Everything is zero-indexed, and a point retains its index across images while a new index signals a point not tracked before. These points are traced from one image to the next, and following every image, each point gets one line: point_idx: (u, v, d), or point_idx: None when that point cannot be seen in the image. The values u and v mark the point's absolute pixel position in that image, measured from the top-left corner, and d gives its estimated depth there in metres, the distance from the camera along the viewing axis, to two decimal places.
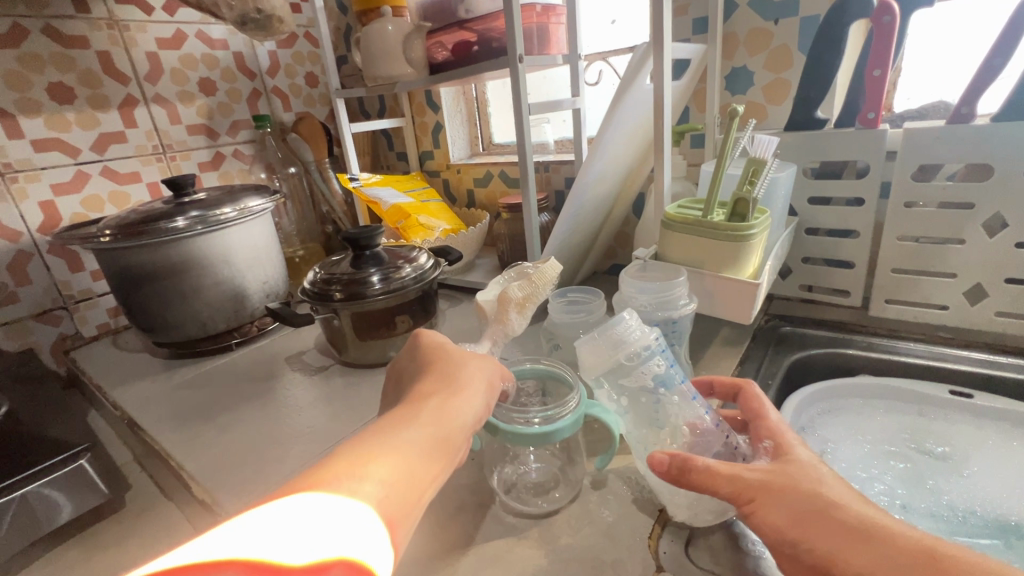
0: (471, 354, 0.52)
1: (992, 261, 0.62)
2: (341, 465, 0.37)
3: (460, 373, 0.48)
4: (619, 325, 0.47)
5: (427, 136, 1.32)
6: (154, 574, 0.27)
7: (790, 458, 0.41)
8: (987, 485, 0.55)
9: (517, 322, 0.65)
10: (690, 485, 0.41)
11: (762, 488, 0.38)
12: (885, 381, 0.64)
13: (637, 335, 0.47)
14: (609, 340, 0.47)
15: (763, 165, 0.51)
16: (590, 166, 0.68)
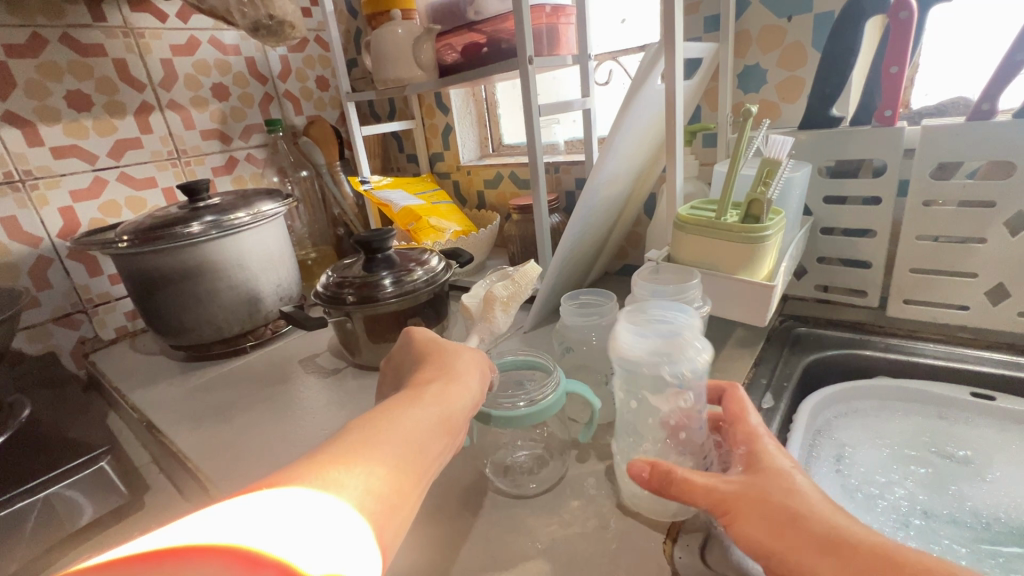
0: (463, 347, 0.52)
1: (1014, 261, 0.60)
2: (346, 451, 0.37)
3: (455, 363, 0.49)
4: (683, 340, 0.44)
5: (437, 137, 1.32)
6: (164, 550, 0.27)
7: (765, 466, 0.40)
8: (1012, 490, 0.53)
9: (502, 319, 0.69)
10: (669, 496, 0.41)
11: (738, 500, 0.38)
12: (904, 384, 0.63)
13: (693, 354, 0.44)
14: (668, 348, 0.44)
15: (777, 166, 0.51)
16: (601, 168, 0.68)
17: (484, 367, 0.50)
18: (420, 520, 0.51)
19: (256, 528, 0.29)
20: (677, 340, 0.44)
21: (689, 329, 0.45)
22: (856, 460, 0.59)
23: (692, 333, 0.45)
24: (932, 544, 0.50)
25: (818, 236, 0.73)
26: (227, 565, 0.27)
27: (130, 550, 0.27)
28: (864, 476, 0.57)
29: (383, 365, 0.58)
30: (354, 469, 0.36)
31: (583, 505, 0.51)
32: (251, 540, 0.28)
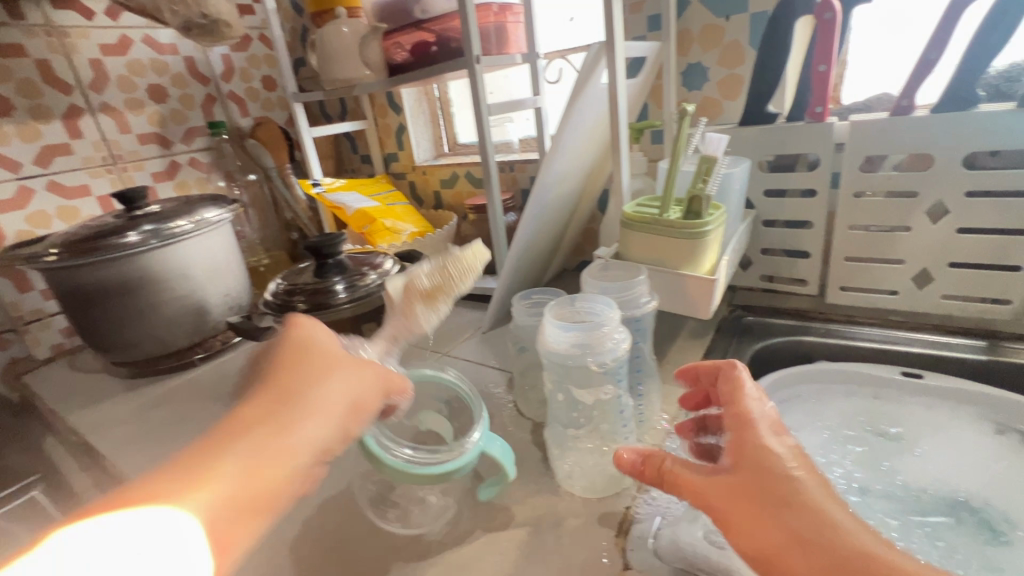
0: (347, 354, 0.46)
1: (937, 247, 0.64)
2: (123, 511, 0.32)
3: (305, 398, 0.41)
4: (603, 332, 0.44)
5: (391, 138, 1.30)
6: None
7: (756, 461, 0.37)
8: (937, 463, 0.57)
9: (424, 315, 0.62)
10: (661, 485, 0.40)
11: (733, 502, 0.36)
12: (842, 367, 0.67)
13: (612, 345, 0.45)
14: (587, 339, 0.44)
15: (714, 163, 0.52)
16: (549, 167, 0.68)
17: (364, 388, 0.44)
18: (376, 531, 0.50)
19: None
20: (597, 331, 0.44)
21: (608, 320, 0.46)
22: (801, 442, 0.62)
23: (613, 326, 0.45)
24: (867, 518, 0.53)
25: (762, 229, 0.76)
26: None
27: None
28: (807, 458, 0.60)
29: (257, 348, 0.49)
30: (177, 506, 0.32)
31: (539, 503, 0.51)
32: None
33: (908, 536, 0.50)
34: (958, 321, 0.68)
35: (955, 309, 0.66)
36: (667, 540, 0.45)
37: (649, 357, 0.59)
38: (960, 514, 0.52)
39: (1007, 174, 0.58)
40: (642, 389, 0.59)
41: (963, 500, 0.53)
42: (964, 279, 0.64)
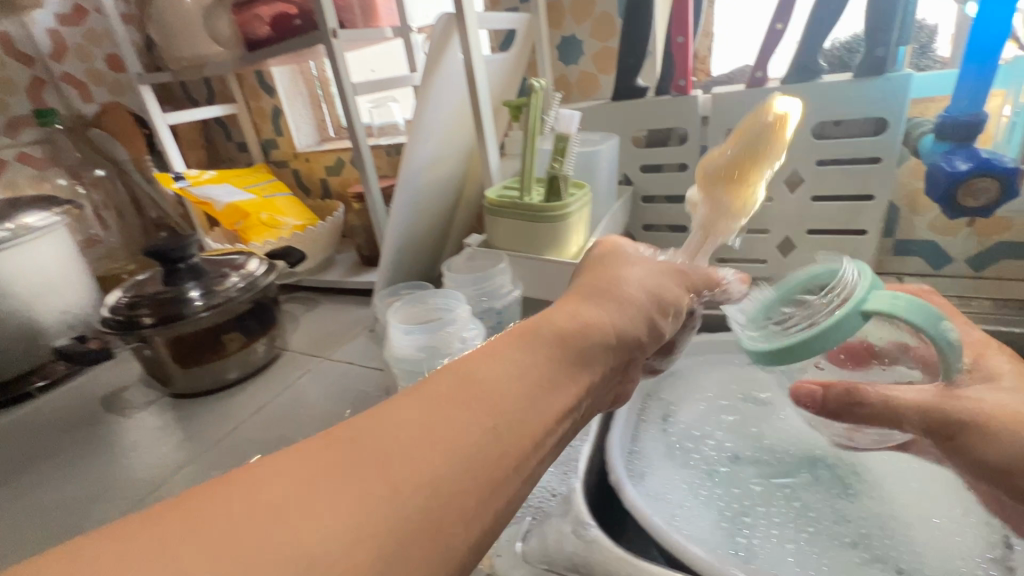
0: (605, 278, 0.42)
1: (796, 214, 0.67)
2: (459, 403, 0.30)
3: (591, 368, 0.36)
4: (449, 334, 0.41)
5: (267, 123, 1.19)
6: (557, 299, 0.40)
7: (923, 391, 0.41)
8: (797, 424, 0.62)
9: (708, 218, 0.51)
10: (854, 416, 0.40)
11: (969, 422, 0.35)
12: (715, 337, 0.70)
13: (450, 337, 0.42)
14: (430, 314, 0.45)
15: (568, 142, 0.50)
16: (414, 150, 0.63)
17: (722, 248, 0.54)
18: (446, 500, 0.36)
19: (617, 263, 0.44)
20: (443, 332, 0.41)
21: (460, 316, 0.43)
22: (682, 418, 0.64)
23: (459, 325, 0.42)
24: (733, 487, 0.55)
25: (641, 205, 0.75)
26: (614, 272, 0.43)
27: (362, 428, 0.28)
28: (685, 432, 0.62)
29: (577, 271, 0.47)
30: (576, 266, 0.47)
31: None
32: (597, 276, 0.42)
33: (768, 500, 0.54)
34: None
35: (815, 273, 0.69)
36: (537, 542, 0.45)
37: None
38: (817, 470, 0.56)
39: (850, 143, 0.60)
40: None
41: (820, 455, 0.58)
42: (823, 245, 0.67)
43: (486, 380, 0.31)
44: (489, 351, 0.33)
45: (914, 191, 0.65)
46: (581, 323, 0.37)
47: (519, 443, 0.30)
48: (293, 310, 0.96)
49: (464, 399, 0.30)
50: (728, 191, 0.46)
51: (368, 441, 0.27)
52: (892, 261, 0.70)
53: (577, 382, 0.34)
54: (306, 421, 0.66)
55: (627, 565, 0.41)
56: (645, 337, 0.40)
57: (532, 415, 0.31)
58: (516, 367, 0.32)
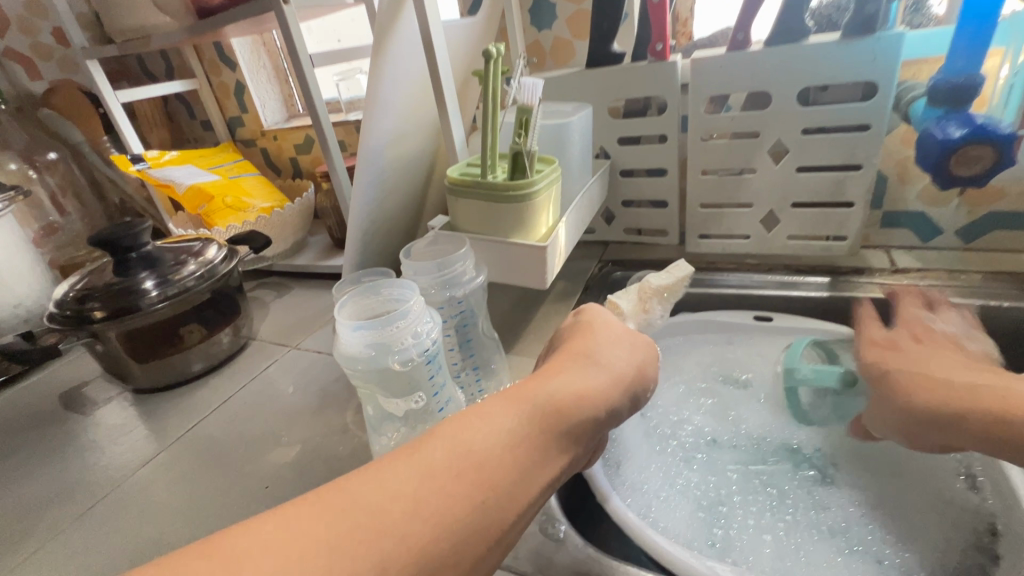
0: (595, 343, 0.42)
1: (781, 187, 0.63)
2: (458, 473, 0.29)
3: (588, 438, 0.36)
4: (398, 329, 0.38)
5: (230, 98, 1.12)
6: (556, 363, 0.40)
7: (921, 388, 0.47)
8: (773, 411, 0.62)
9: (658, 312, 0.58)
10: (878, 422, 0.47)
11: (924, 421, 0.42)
12: (701, 315, 0.66)
13: (402, 330, 0.39)
14: (383, 304, 0.42)
15: (531, 113, 0.46)
16: (371, 126, 0.59)
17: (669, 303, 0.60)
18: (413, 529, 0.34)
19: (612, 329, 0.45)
20: (393, 327, 0.38)
21: (411, 308, 0.39)
22: (661, 403, 0.63)
23: (412, 318, 0.39)
24: (711, 473, 0.56)
25: (620, 179, 0.71)
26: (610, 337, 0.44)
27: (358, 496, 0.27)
28: (663, 418, 0.62)
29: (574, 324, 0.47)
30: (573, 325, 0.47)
31: None
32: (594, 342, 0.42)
33: (745, 486, 0.55)
34: (805, 259, 0.69)
35: (800, 249, 0.66)
36: None
37: (489, 333, 0.53)
38: (795, 460, 0.58)
39: (838, 110, 0.57)
40: (493, 366, 0.52)
41: (798, 445, 0.59)
42: (808, 218, 0.64)
43: (479, 445, 0.31)
44: (484, 414, 0.33)
45: (905, 160, 0.62)
46: (578, 389, 0.36)
47: (508, 516, 0.29)
48: (263, 296, 0.92)
49: (463, 468, 0.29)
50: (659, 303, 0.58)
51: (356, 505, 0.27)
52: (880, 233, 0.68)
53: (569, 453, 0.34)
54: (272, 415, 0.63)
55: (596, 564, 0.40)
56: (632, 405, 0.41)
57: (523, 487, 0.30)
58: (512, 432, 0.32)
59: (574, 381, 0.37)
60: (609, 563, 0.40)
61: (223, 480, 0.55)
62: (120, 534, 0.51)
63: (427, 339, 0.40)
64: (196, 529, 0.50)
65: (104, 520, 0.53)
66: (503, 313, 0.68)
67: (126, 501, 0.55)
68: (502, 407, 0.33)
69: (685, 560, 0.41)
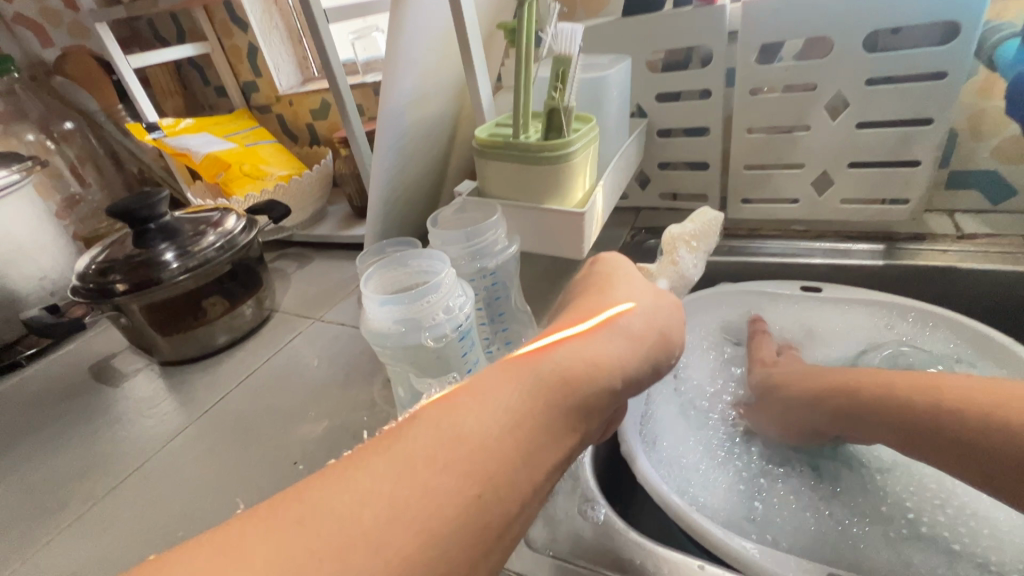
0: (605, 305, 0.39)
1: (837, 146, 0.58)
2: (445, 461, 0.27)
3: (597, 412, 0.33)
4: (429, 304, 0.35)
5: (243, 62, 1.08)
6: (558, 330, 0.37)
7: (778, 377, 0.52)
8: None
9: (688, 262, 0.53)
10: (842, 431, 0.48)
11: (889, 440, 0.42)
12: (742, 285, 0.62)
13: (436, 307, 0.36)
14: (413, 276, 0.39)
15: (569, 65, 0.42)
16: (391, 84, 0.55)
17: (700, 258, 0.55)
18: None
19: (624, 288, 0.41)
20: (424, 302, 0.35)
21: (443, 281, 0.36)
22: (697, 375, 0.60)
23: (444, 293, 0.36)
24: (750, 446, 0.55)
25: (656, 140, 0.66)
26: (621, 298, 0.40)
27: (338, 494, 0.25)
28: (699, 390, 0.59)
29: (586, 282, 0.44)
30: (585, 284, 0.44)
31: None
32: (602, 305, 0.39)
33: (784, 462, 0.53)
34: (858, 225, 0.64)
35: (854, 214, 0.61)
36: (541, 523, 0.41)
37: (522, 305, 0.50)
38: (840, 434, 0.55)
39: (911, 56, 0.50)
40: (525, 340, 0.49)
41: None
42: (865, 180, 0.59)
43: (470, 431, 0.28)
44: (475, 395, 0.30)
45: (980, 113, 0.56)
46: (584, 358, 0.33)
47: (507, 506, 0.27)
48: (284, 268, 0.91)
49: (453, 456, 0.27)
50: (687, 250, 0.53)
51: (330, 506, 0.25)
52: (944, 196, 0.62)
53: (577, 432, 0.31)
54: (298, 388, 0.62)
55: (637, 548, 0.38)
56: (651, 372, 0.37)
57: (524, 472, 0.28)
58: (507, 414, 0.29)
59: (578, 348, 0.34)
60: (650, 548, 0.38)
61: (251, 453, 0.54)
62: (153, 505, 0.51)
63: (461, 316, 0.37)
64: (227, 502, 0.49)
65: (137, 491, 0.53)
66: (532, 285, 0.65)
67: (157, 472, 0.55)
68: (494, 386, 0.31)
69: (721, 540, 0.38)
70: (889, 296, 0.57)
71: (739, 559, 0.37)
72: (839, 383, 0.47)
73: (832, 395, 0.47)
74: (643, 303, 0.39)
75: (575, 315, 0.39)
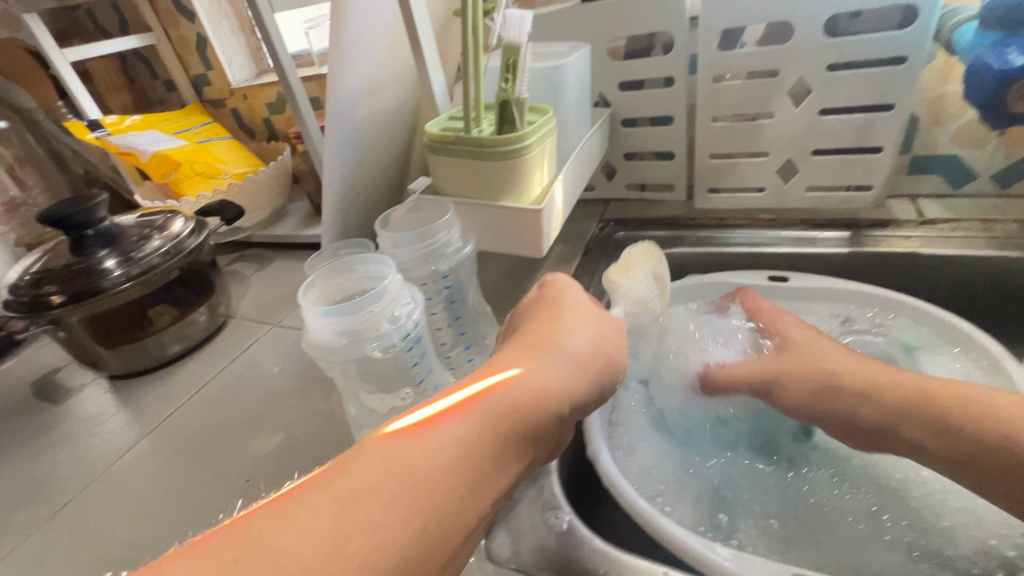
0: (556, 323, 0.37)
1: (801, 133, 0.57)
2: (386, 494, 0.25)
3: (545, 438, 0.32)
4: (372, 314, 0.33)
5: (192, 53, 1.03)
6: (506, 349, 0.35)
7: (824, 358, 0.49)
8: None
9: (631, 287, 0.50)
10: (873, 442, 0.44)
11: (938, 455, 0.39)
12: (709, 278, 0.61)
13: (381, 316, 0.33)
14: (356, 280, 0.37)
15: (518, 55, 0.40)
16: (338, 77, 0.52)
17: (643, 276, 0.51)
18: None
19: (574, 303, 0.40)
20: (366, 312, 0.33)
21: (388, 288, 0.34)
22: (683, 368, 0.56)
23: (390, 301, 0.34)
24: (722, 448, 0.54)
25: (621, 129, 0.64)
26: (570, 313, 0.39)
27: (273, 527, 0.23)
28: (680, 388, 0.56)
29: (534, 295, 0.42)
30: (530, 298, 0.42)
31: None
32: (550, 322, 0.37)
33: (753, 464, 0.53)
34: (824, 213, 0.63)
35: (819, 201, 0.60)
36: (503, 535, 0.39)
37: (481, 306, 0.48)
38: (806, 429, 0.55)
39: (871, 40, 0.50)
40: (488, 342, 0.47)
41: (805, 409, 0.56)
42: (829, 168, 0.58)
43: (415, 459, 0.27)
44: (422, 424, 0.28)
45: (940, 98, 0.56)
46: (534, 383, 0.32)
47: (453, 538, 0.26)
48: (243, 270, 0.87)
49: (397, 486, 0.25)
50: (622, 278, 0.50)
51: (253, 550, 0.22)
52: (907, 181, 0.61)
53: (522, 461, 0.30)
54: (255, 398, 0.59)
55: (601, 558, 0.36)
56: (598, 395, 0.36)
57: (470, 503, 0.27)
58: (454, 443, 0.28)
59: (526, 372, 0.32)
60: (615, 557, 0.36)
61: (205, 470, 0.51)
62: (99, 531, 0.48)
63: (408, 324, 0.35)
64: (177, 525, 0.47)
65: (80, 517, 0.50)
66: (497, 283, 0.63)
67: (102, 496, 0.52)
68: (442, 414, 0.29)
69: (685, 542, 0.38)
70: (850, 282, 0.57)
71: (706, 564, 0.36)
72: (895, 379, 0.44)
73: (884, 387, 0.44)
74: (592, 321, 0.38)
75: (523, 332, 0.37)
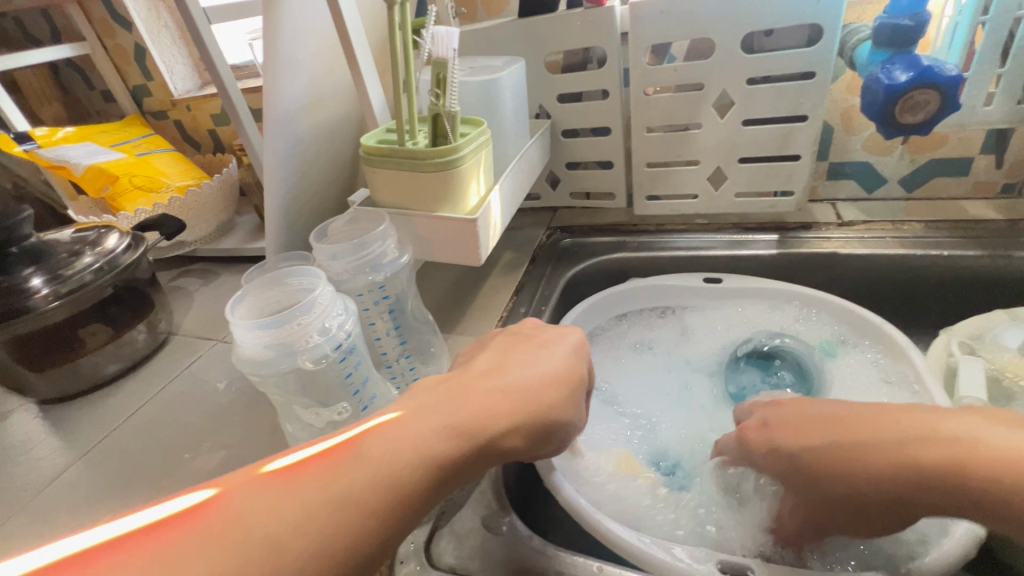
0: (545, 359, 0.38)
1: (727, 143, 0.60)
2: (369, 499, 0.26)
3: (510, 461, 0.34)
4: (301, 326, 0.33)
5: (130, 63, 0.99)
6: (493, 371, 0.36)
7: (813, 471, 0.37)
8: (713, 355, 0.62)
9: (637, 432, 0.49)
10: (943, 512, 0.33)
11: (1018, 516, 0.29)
12: (648, 283, 0.63)
13: (311, 327, 0.34)
14: (287, 292, 0.37)
15: (446, 70, 0.41)
16: (275, 89, 0.52)
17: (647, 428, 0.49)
18: None
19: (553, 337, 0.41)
20: (295, 324, 0.33)
21: (318, 299, 0.35)
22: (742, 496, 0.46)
23: (319, 314, 0.34)
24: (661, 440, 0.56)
25: (562, 140, 0.67)
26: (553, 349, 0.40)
27: (263, 510, 0.24)
28: None
29: (519, 327, 0.42)
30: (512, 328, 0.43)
31: None
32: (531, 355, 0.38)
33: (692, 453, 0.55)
34: (753, 217, 0.67)
35: (748, 206, 0.64)
36: (446, 540, 0.40)
37: (424, 315, 0.49)
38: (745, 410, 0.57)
39: (783, 56, 0.54)
40: (431, 350, 0.48)
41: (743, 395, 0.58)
42: (755, 175, 0.62)
43: (401, 474, 0.28)
44: (416, 442, 0.29)
45: (849, 109, 0.60)
46: (520, 426, 0.33)
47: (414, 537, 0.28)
48: (187, 286, 0.85)
49: (380, 494, 0.27)
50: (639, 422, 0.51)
51: (231, 530, 0.24)
52: (827, 186, 0.66)
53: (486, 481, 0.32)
54: (198, 416, 0.58)
55: (540, 556, 0.38)
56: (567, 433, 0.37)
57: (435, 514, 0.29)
58: (440, 471, 0.29)
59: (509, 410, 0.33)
60: (554, 554, 0.38)
61: (140, 494, 0.50)
62: None
63: (340, 335, 0.35)
64: None
65: (1, 550, 0.48)
66: (445, 292, 0.64)
67: (27, 527, 0.49)
68: (435, 438, 0.30)
69: (622, 539, 0.39)
70: (781, 284, 0.60)
71: (641, 558, 0.38)
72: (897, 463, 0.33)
73: (926, 487, 0.32)
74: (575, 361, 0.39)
75: (506, 355, 0.38)
